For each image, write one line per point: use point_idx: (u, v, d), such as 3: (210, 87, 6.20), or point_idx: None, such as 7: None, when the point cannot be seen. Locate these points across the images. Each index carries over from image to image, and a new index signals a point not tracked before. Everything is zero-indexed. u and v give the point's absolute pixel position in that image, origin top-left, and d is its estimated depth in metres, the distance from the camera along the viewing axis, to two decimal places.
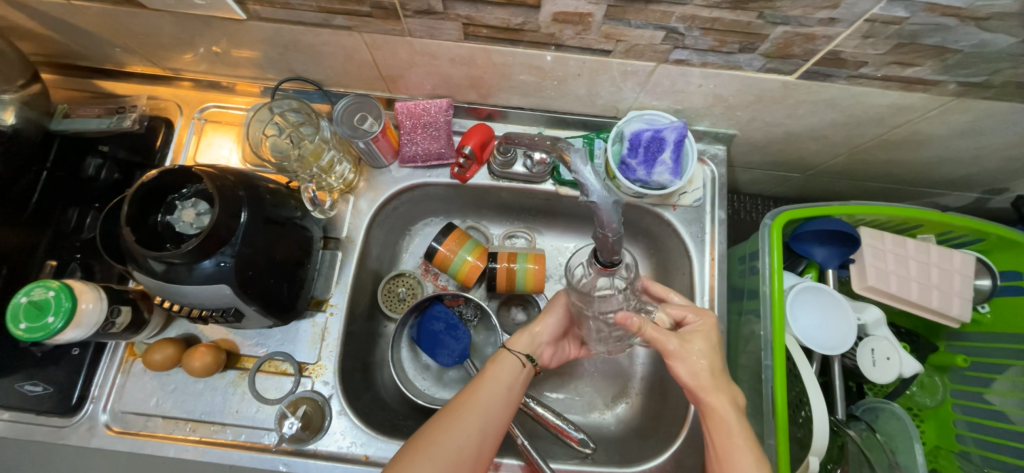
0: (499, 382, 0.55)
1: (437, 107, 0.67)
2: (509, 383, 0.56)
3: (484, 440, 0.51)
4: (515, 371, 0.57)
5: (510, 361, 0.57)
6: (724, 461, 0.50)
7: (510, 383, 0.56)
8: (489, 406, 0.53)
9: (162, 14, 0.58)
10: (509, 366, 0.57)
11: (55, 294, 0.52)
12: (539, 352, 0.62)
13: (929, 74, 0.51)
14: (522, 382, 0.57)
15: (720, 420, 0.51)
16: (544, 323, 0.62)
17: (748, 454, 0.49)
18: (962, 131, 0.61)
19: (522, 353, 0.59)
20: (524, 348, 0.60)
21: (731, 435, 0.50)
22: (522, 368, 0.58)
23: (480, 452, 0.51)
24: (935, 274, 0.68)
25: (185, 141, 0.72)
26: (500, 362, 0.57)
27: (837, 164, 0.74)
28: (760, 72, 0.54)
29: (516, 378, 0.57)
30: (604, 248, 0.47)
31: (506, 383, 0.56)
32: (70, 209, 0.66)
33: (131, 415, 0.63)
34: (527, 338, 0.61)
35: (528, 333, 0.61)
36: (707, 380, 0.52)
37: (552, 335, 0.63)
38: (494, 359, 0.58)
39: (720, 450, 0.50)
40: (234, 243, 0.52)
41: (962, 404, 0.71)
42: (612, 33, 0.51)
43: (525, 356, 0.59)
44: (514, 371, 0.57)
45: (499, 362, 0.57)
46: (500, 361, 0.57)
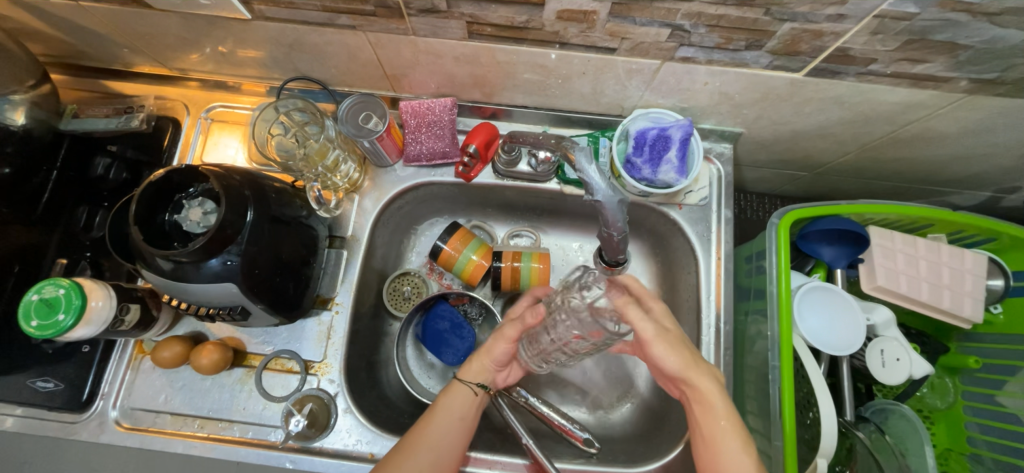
0: (450, 414, 0.56)
1: (441, 106, 0.67)
2: (461, 415, 0.57)
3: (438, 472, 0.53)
4: (468, 402, 0.58)
5: (463, 391, 0.58)
6: (714, 449, 0.51)
7: (465, 415, 0.57)
8: (442, 439, 0.55)
9: (169, 14, 0.58)
10: (461, 397, 0.58)
11: (65, 291, 0.53)
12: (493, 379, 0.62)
13: (940, 70, 0.50)
14: (474, 411, 0.58)
15: (708, 401, 0.52)
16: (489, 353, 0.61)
17: (734, 436, 0.50)
18: (974, 129, 0.60)
19: (473, 382, 0.59)
20: (475, 376, 0.60)
21: (719, 417, 0.51)
22: (475, 396, 0.59)
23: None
24: (945, 274, 0.67)
25: (192, 141, 0.72)
26: (452, 393, 0.58)
27: (846, 162, 0.74)
28: (767, 70, 0.54)
29: (469, 408, 0.58)
30: (609, 246, 0.52)
31: (460, 414, 0.57)
32: (80, 208, 0.67)
33: (140, 411, 0.64)
34: (479, 364, 0.60)
35: (479, 358, 0.61)
36: (685, 360, 0.54)
37: (501, 361, 0.61)
38: (447, 389, 0.59)
39: (709, 437, 0.51)
40: (239, 243, 0.52)
41: (974, 406, 0.70)
42: (617, 30, 0.50)
43: (476, 385, 0.59)
44: (468, 399, 0.58)
45: (452, 394, 0.58)
46: (456, 391, 0.58)
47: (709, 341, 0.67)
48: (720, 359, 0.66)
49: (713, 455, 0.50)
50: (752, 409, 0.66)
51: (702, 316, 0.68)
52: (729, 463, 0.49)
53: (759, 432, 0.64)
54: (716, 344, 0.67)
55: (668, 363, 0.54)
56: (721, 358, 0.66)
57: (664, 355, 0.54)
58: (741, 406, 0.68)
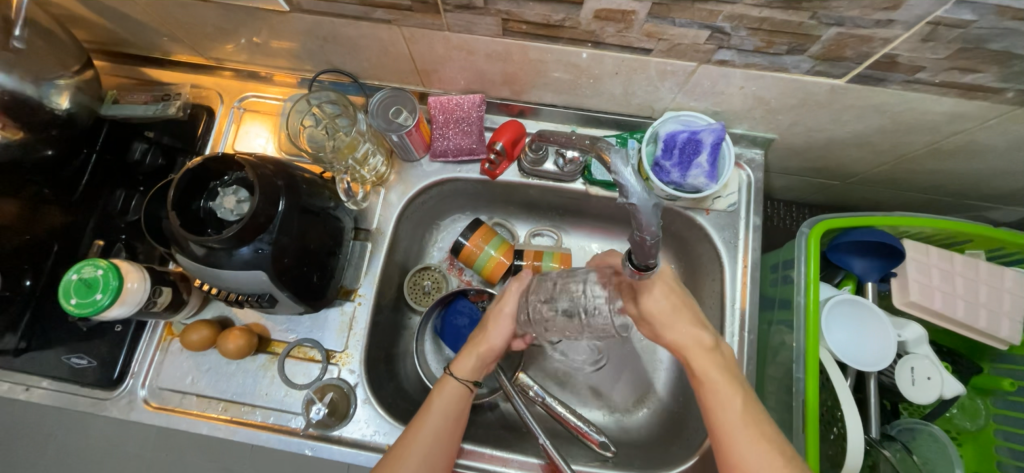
0: (443, 415, 0.56)
1: (470, 102, 0.67)
2: (449, 411, 0.57)
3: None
4: (457, 399, 0.58)
5: (453, 389, 0.58)
6: (718, 408, 0.49)
7: (456, 413, 0.57)
8: (433, 441, 0.55)
9: (209, 5, 0.59)
10: (451, 395, 0.58)
11: (103, 272, 0.54)
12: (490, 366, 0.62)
13: (991, 81, 0.48)
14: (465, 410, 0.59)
15: (703, 363, 0.51)
16: (487, 338, 0.61)
17: (730, 381, 0.50)
18: (1022, 142, 0.58)
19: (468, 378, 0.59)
20: (469, 371, 0.59)
21: (714, 372, 0.51)
22: (468, 391, 0.59)
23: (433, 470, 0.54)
24: (983, 292, 0.65)
25: (225, 130, 0.74)
26: (443, 392, 0.58)
27: (881, 173, 0.72)
28: (808, 75, 0.52)
29: (459, 404, 0.58)
30: (639, 252, 0.46)
31: (451, 412, 0.57)
32: (117, 191, 0.68)
33: (167, 391, 0.66)
34: (473, 359, 0.60)
35: (473, 353, 0.60)
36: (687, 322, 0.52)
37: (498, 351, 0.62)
38: (438, 386, 0.59)
39: (707, 396, 0.50)
40: (270, 232, 0.53)
41: (1006, 430, 0.68)
42: (654, 31, 0.50)
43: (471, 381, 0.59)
44: (458, 396, 0.58)
45: (444, 392, 0.58)
46: (445, 390, 0.58)
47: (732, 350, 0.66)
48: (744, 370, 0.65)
49: (713, 414, 0.50)
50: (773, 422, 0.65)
51: (725, 325, 0.67)
52: (721, 406, 0.49)
53: None
54: (739, 354, 0.65)
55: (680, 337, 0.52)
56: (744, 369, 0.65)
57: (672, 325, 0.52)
58: None
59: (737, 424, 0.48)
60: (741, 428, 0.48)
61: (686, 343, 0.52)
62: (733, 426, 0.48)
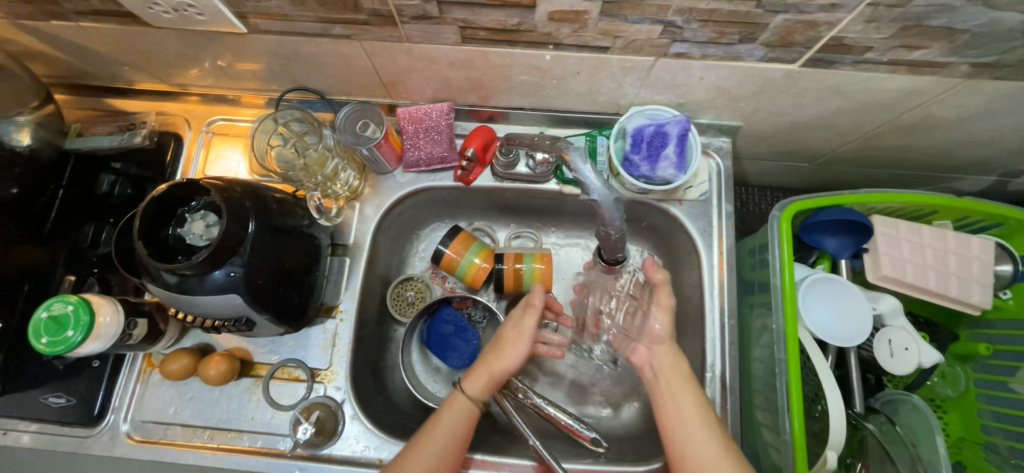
0: (453, 430, 0.55)
1: (438, 111, 0.67)
2: (459, 424, 0.56)
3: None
4: (467, 419, 0.57)
5: (463, 406, 0.57)
6: (680, 424, 0.52)
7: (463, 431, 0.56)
8: (437, 458, 0.54)
9: (167, 31, 0.59)
10: (460, 412, 0.57)
11: (73, 308, 0.53)
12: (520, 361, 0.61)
13: (937, 56, 0.50)
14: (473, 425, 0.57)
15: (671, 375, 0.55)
16: (516, 339, 0.59)
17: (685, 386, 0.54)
18: (975, 113, 0.59)
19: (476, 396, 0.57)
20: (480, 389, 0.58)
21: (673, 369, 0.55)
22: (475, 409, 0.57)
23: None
24: (952, 261, 0.67)
25: (194, 155, 0.73)
26: (453, 407, 0.57)
27: (848, 152, 0.73)
28: (762, 62, 0.54)
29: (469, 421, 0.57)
30: (608, 247, 0.51)
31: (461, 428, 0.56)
32: (87, 225, 0.68)
33: (151, 423, 0.65)
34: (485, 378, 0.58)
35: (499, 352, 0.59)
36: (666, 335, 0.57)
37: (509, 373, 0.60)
38: (447, 402, 0.57)
39: (675, 411, 0.53)
40: (242, 254, 0.53)
41: (986, 393, 0.69)
42: (610, 29, 0.50)
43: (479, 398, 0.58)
44: (467, 415, 0.57)
45: (452, 406, 0.57)
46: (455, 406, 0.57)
47: (714, 337, 0.66)
48: (726, 355, 0.66)
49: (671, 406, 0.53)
50: (760, 403, 0.66)
51: (706, 313, 0.67)
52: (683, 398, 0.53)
53: (768, 426, 0.63)
54: (721, 340, 0.66)
55: (656, 331, 0.57)
56: (725, 354, 0.66)
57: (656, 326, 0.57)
58: (749, 401, 0.68)
59: (694, 422, 0.52)
60: (698, 428, 0.51)
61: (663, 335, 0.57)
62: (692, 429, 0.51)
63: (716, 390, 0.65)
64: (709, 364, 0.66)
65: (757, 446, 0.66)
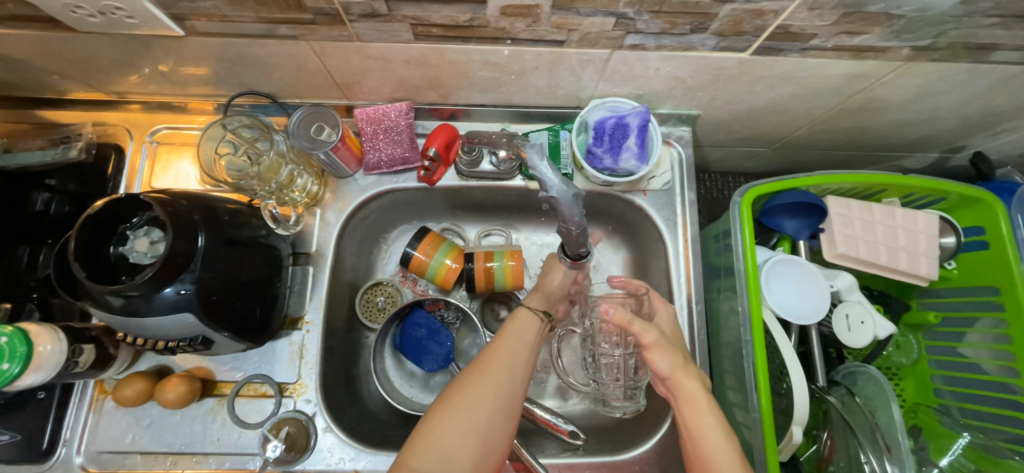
0: (522, 337, 0.57)
1: (397, 111, 0.66)
2: (529, 338, 0.58)
3: (512, 387, 0.52)
4: (533, 329, 0.59)
5: (529, 318, 0.60)
6: (700, 438, 0.51)
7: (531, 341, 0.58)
8: (514, 360, 0.55)
9: (96, 36, 0.55)
10: (525, 323, 0.59)
11: (8, 339, 0.49)
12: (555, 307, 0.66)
13: (878, 41, 0.52)
14: (541, 337, 0.60)
15: (688, 396, 0.54)
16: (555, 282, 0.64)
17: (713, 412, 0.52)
18: (915, 94, 0.62)
19: (539, 310, 0.62)
20: (540, 305, 0.63)
21: (694, 391, 0.54)
22: (541, 322, 0.61)
23: (512, 400, 0.52)
24: (901, 236, 0.70)
25: (139, 167, 0.69)
26: (518, 320, 0.59)
27: (802, 135, 0.75)
28: (715, 51, 0.54)
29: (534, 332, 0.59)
30: (570, 241, 0.50)
31: (528, 337, 0.58)
32: (20, 247, 0.62)
33: (107, 454, 0.61)
34: (542, 295, 0.63)
35: (541, 291, 0.64)
36: (670, 360, 0.56)
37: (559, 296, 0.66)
38: (514, 316, 0.60)
39: (695, 430, 0.51)
40: (193, 270, 0.50)
41: (938, 359, 0.73)
42: (563, 22, 0.50)
43: (542, 313, 0.62)
44: (533, 327, 0.59)
45: (520, 320, 0.59)
46: (520, 319, 0.59)
47: (684, 323, 0.68)
48: (696, 340, 0.67)
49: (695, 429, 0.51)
50: (731, 384, 0.67)
51: (674, 300, 0.69)
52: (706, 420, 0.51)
53: (739, 405, 0.65)
54: (690, 326, 0.67)
55: (659, 365, 0.56)
56: (695, 339, 0.67)
57: (656, 359, 0.57)
58: (721, 383, 0.70)
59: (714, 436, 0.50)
60: (717, 438, 0.50)
61: (669, 372, 0.56)
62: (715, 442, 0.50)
63: None
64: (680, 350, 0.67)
65: (730, 425, 0.68)
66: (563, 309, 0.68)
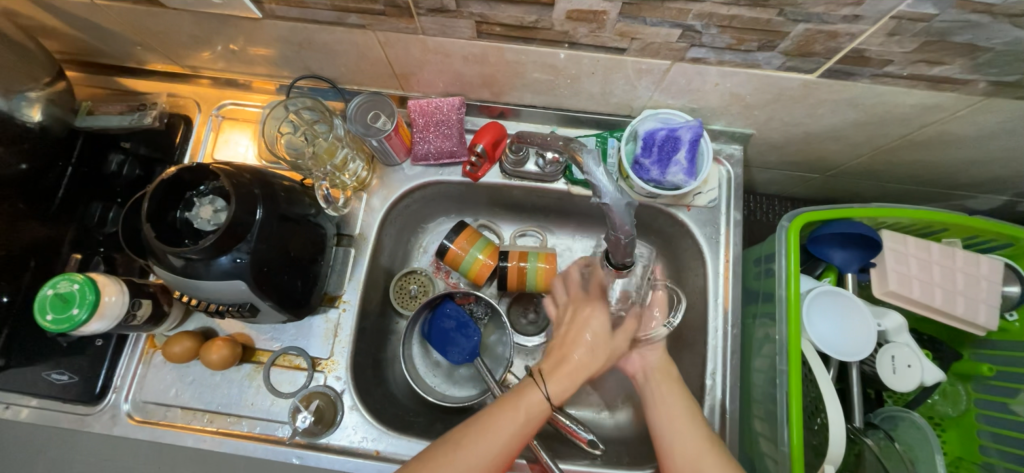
0: (514, 420, 0.52)
1: (449, 105, 0.67)
2: (525, 422, 0.53)
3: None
4: (535, 413, 0.53)
5: (534, 401, 0.54)
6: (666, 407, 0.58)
7: (529, 426, 0.53)
8: (497, 451, 0.50)
9: (181, 13, 0.59)
10: (531, 407, 0.53)
11: (79, 287, 0.54)
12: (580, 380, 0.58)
13: (958, 73, 0.49)
14: (539, 424, 0.54)
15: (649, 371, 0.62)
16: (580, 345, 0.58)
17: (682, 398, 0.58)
18: (992, 132, 0.59)
19: (553, 393, 0.55)
20: (560, 386, 0.56)
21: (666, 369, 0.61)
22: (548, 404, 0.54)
23: None
24: (960, 280, 0.66)
25: (203, 138, 0.73)
26: (523, 401, 0.53)
27: (860, 164, 0.72)
28: (779, 71, 0.53)
29: (536, 416, 0.53)
30: (616, 250, 0.49)
31: (525, 421, 0.53)
32: (94, 204, 0.68)
33: (151, 404, 0.65)
34: (566, 372, 0.57)
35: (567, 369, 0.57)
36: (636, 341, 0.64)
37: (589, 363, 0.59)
38: (518, 396, 0.54)
39: (661, 398, 0.59)
40: (249, 240, 0.53)
41: (987, 414, 0.69)
42: (627, 31, 0.50)
43: (555, 396, 0.55)
44: (542, 406, 0.54)
45: (522, 400, 0.53)
46: (526, 401, 0.53)
47: (717, 344, 0.66)
48: (727, 364, 0.66)
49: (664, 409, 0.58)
50: (759, 414, 0.65)
51: (709, 320, 0.67)
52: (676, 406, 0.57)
53: (767, 436, 0.63)
54: (723, 348, 0.66)
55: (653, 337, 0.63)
56: (727, 363, 0.66)
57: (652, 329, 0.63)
58: (748, 410, 0.68)
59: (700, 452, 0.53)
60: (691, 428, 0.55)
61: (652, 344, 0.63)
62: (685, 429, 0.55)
63: (716, 398, 0.65)
64: (709, 371, 0.66)
65: (753, 455, 0.66)
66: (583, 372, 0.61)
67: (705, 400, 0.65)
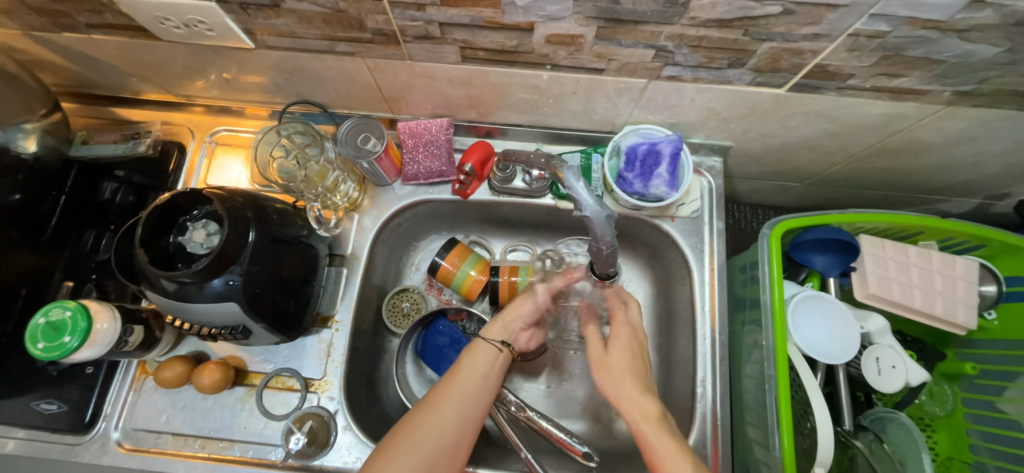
0: (472, 373, 0.57)
1: (438, 126, 0.69)
2: (483, 373, 0.58)
3: (459, 431, 0.53)
4: (489, 360, 0.59)
5: (483, 351, 0.60)
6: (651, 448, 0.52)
7: (486, 373, 0.58)
8: (462, 398, 0.55)
9: (175, 45, 0.61)
10: (483, 355, 0.59)
11: (72, 314, 0.54)
12: (516, 338, 0.64)
13: (918, 84, 0.52)
14: (497, 370, 0.60)
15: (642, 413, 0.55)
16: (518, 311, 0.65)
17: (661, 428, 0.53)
18: (956, 138, 0.62)
19: (499, 340, 0.61)
20: (499, 335, 0.62)
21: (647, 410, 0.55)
22: (499, 352, 0.60)
23: (457, 444, 0.53)
24: (938, 281, 0.68)
25: (197, 165, 0.74)
26: (476, 353, 0.60)
27: (836, 172, 0.75)
28: (751, 86, 0.56)
29: (492, 364, 0.59)
30: (600, 260, 0.51)
31: (482, 370, 0.58)
32: (88, 231, 0.69)
33: (142, 432, 0.64)
34: (502, 324, 0.63)
35: (502, 320, 0.63)
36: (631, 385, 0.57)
37: (526, 321, 0.65)
38: (470, 349, 0.60)
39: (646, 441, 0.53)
40: (242, 263, 0.54)
41: (975, 413, 0.70)
42: (604, 52, 0.53)
43: (502, 342, 0.61)
44: (489, 358, 0.59)
45: (475, 353, 0.59)
46: (477, 351, 0.60)
47: (706, 352, 0.67)
48: (716, 371, 0.67)
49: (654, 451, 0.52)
50: (751, 420, 0.66)
51: (697, 328, 0.68)
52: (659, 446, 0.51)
53: (760, 442, 0.64)
54: (712, 355, 0.67)
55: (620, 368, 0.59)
56: (717, 370, 0.67)
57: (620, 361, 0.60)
58: (741, 417, 0.69)
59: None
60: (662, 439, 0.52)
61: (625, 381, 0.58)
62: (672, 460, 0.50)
63: (707, 404, 0.66)
64: (699, 379, 0.67)
65: (748, 462, 0.66)
66: (524, 339, 0.66)
67: (697, 408, 0.66)
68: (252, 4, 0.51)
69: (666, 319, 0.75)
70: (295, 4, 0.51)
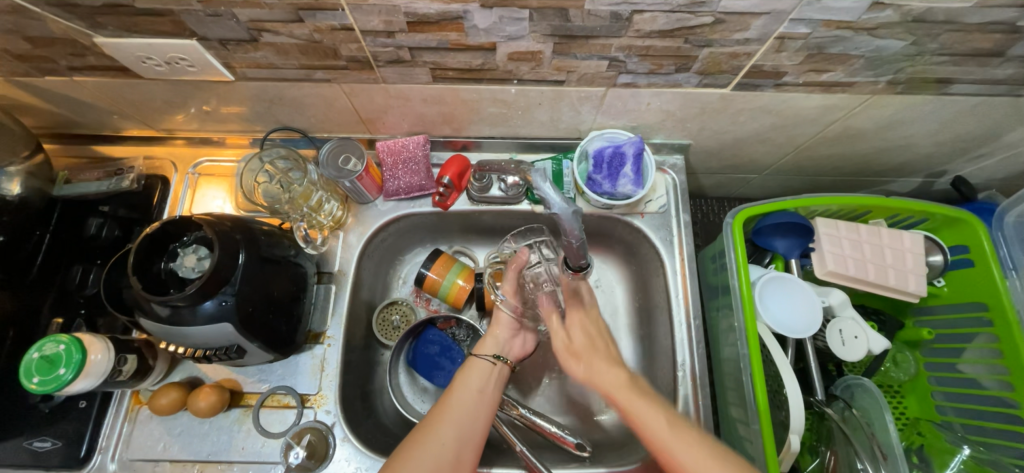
0: (468, 387, 0.61)
1: (415, 143, 0.73)
2: (479, 390, 0.61)
3: (460, 448, 0.55)
4: (483, 375, 0.63)
5: (477, 368, 0.64)
6: (639, 422, 0.57)
7: (483, 388, 0.62)
8: (461, 413, 0.58)
9: (156, 82, 0.63)
10: (477, 371, 0.64)
11: (65, 347, 0.55)
12: (507, 348, 0.69)
13: (843, 77, 0.58)
14: (493, 385, 0.63)
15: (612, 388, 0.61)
16: (501, 322, 0.70)
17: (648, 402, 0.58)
18: (887, 123, 0.68)
19: (489, 355, 0.66)
20: (490, 350, 0.67)
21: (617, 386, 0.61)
22: (493, 366, 0.65)
23: (460, 459, 0.55)
24: (888, 255, 0.74)
25: (181, 196, 0.76)
26: (469, 369, 0.64)
27: (788, 162, 0.81)
28: (699, 88, 0.61)
29: (486, 378, 0.63)
30: (572, 254, 0.56)
31: (477, 385, 0.62)
32: (75, 267, 0.69)
33: (139, 462, 0.65)
34: (491, 340, 0.68)
35: (491, 337, 0.69)
36: (589, 363, 0.65)
37: (512, 327, 0.70)
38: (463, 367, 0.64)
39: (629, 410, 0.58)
40: (233, 283, 0.56)
41: (938, 376, 0.76)
42: (562, 65, 0.57)
43: (493, 356, 0.66)
44: (483, 372, 0.64)
45: (468, 369, 0.64)
46: (471, 366, 0.64)
47: (683, 338, 0.71)
48: (694, 353, 0.70)
49: (641, 425, 0.57)
50: (733, 400, 0.70)
51: (673, 316, 0.72)
52: (649, 419, 0.56)
53: (741, 420, 0.67)
54: (689, 340, 0.71)
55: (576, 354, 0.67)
56: (694, 351, 0.70)
57: (571, 364, 0.66)
58: (724, 397, 0.72)
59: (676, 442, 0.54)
60: (656, 419, 0.56)
61: (586, 375, 0.65)
62: (664, 438, 0.54)
63: (688, 387, 0.69)
64: (679, 363, 0.70)
65: (734, 441, 0.70)
66: (518, 345, 0.71)
67: (679, 390, 0.69)
68: (231, 40, 0.55)
69: (644, 310, 0.80)
70: (272, 38, 0.54)
